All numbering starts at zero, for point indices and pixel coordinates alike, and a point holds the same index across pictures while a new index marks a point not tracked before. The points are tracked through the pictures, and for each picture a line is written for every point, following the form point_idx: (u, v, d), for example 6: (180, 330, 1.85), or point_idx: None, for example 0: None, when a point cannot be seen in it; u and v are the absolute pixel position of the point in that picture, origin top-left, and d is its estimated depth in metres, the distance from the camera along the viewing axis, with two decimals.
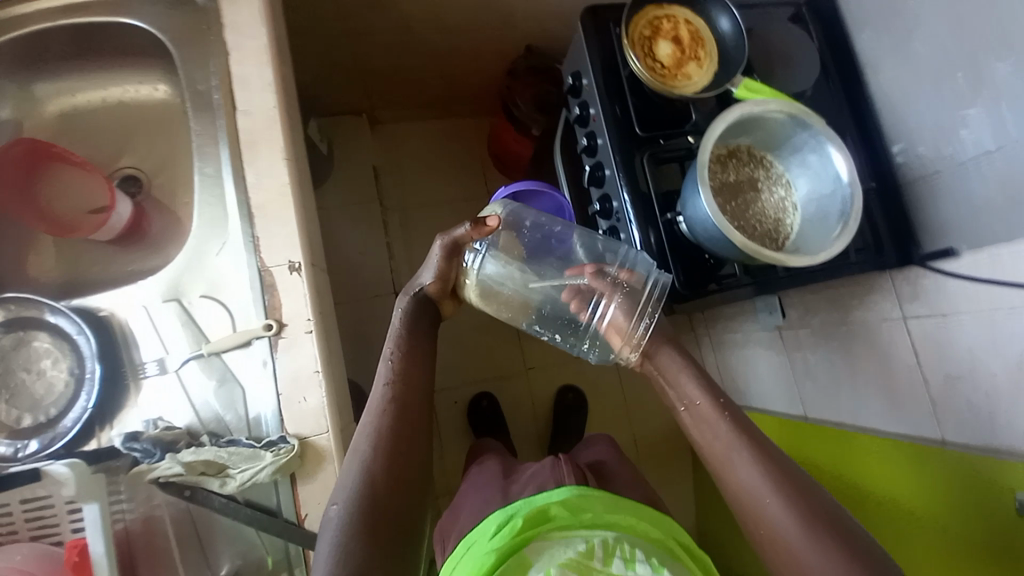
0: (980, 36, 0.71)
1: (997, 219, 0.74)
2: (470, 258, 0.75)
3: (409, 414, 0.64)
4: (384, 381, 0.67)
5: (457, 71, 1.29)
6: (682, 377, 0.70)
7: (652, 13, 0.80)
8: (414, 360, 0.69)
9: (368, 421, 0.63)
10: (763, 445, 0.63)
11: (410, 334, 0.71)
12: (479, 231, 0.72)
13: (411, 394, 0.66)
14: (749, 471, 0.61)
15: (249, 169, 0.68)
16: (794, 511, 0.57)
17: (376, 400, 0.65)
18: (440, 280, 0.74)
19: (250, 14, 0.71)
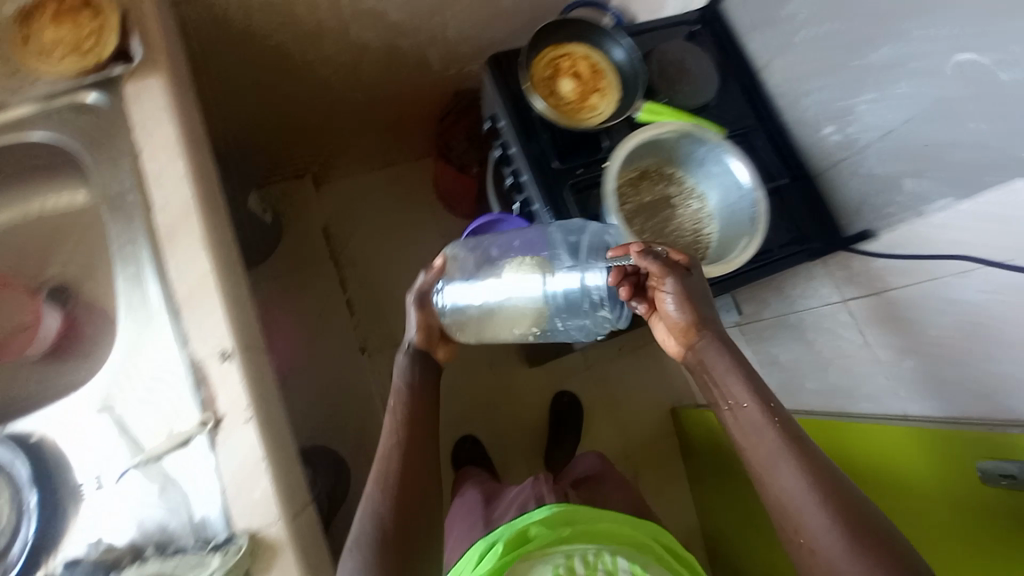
0: (849, 35, 0.77)
1: (902, 196, 0.79)
2: (438, 300, 0.80)
3: (414, 462, 0.75)
4: (389, 435, 0.76)
5: (389, 123, 1.33)
6: (726, 379, 0.68)
7: (550, 54, 0.84)
8: (417, 417, 0.78)
9: (378, 470, 0.74)
10: (806, 449, 0.63)
11: (410, 393, 0.79)
12: (434, 274, 0.78)
13: (415, 445, 0.76)
14: (794, 481, 0.61)
15: (170, 262, 0.68)
16: (832, 520, 0.58)
17: (384, 450, 0.76)
18: (424, 330, 0.80)
19: (156, 111, 0.72)
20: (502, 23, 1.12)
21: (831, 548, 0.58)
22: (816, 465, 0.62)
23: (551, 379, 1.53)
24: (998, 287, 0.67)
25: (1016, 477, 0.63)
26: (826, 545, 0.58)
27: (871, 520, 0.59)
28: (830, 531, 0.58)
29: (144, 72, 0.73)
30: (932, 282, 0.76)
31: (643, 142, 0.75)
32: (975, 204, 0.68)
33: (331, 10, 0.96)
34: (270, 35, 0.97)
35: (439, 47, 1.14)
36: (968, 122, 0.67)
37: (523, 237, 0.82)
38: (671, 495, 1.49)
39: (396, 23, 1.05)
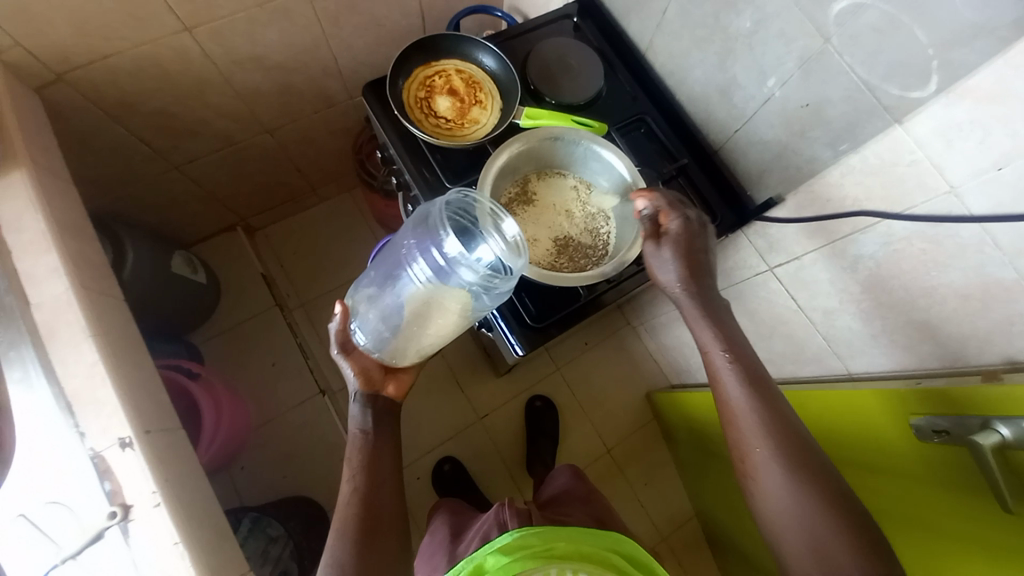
0: (712, 4, 0.76)
1: (795, 156, 0.76)
2: (360, 340, 0.74)
3: (377, 504, 0.68)
4: (350, 479, 0.70)
5: (306, 161, 1.31)
6: (695, 327, 0.69)
7: (423, 75, 0.84)
8: (379, 456, 0.71)
9: (341, 516, 0.67)
10: (778, 407, 0.63)
11: (369, 434, 0.72)
12: (340, 320, 0.71)
13: (380, 484, 0.70)
14: (749, 421, 0.63)
15: (54, 357, 0.67)
16: (776, 454, 0.60)
17: (344, 496, 0.69)
18: (361, 372, 0.73)
19: (22, 204, 0.72)
20: (391, 45, 1.11)
21: (776, 484, 0.59)
22: (770, 404, 0.63)
23: (518, 388, 1.50)
24: (905, 237, 0.66)
25: (947, 432, 0.61)
26: (772, 484, 0.59)
27: (812, 457, 0.60)
28: (777, 467, 0.59)
29: (5, 167, 0.72)
30: (842, 241, 0.75)
31: (525, 150, 0.77)
32: (866, 156, 0.66)
33: (206, 61, 0.91)
34: (145, 100, 0.92)
35: (336, 79, 1.11)
36: (845, 70, 0.64)
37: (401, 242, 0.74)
38: (658, 481, 1.47)
39: (281, 65, 1.01)
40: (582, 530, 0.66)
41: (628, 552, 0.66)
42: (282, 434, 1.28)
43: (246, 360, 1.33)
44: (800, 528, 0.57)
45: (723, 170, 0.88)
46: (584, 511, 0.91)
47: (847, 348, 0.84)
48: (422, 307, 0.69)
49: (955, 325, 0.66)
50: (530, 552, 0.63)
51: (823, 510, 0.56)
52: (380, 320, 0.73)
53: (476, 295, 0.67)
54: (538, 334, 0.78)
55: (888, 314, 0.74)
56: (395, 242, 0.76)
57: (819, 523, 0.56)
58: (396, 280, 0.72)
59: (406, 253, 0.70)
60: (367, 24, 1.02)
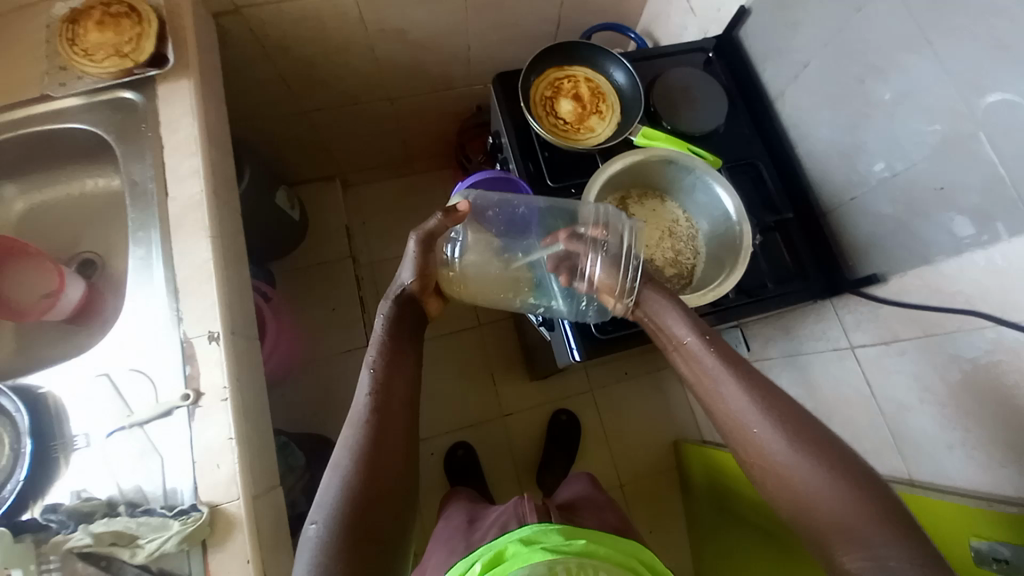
0: (862, 70, 0.74)
1: (911, 238, 0.73)
2: (447, 249, 0.73)
3: (390, 431, 0.63)
4: (365, 395, 0.65)
5: (412, 133, 1.39)
6: (661, 311, 0.67)
7: (553, 76, 0.88)
8: (398, 374, 0.67)
9: (350, 435, 0.63)
10: (745, 369, 0.61)
11: (393, 346, 0.68)
12: (451, 219, 0.69)
13: (395, 409, 0.65)
14: (741, 402, 0.59)
15: (175, 247, 0.75)
16: (772, 426, 0.57)
17: (357, 415, 0.64)
18: (420, 277, 0.70)
19: (183, 111, 0.81)
20: (524, 44, 1.16)
21: (784, 462, 0.56)
22: (759, 384, 0.60)
23: (549, 397, 1.50)
24: (1017, 349, 0.62)
25: (1007, 561, 0.62)
26: (781, 459, 0.56)
27: (811, 429, 0.57)
28: (780, 440, 0.57)
29: (176, 75, 0.82)
30: (943, 336, 0.71)
31: (639, 164, 0.78)
32: (991, 255, 0.63)
33: (359, 22, 0.99)
34: (298, 46, 1.01)
35: (462, 65, 1.18)
36: (993, 163, 0.61)
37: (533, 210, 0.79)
38: (664, 531, 1.42)
39: (420, 41, 1.08)
40: (602, 536, 0.70)
41: (643, 559, 0.70)
42: (323, 375, 1.36)
43: (310, 299, 1.41)
44: (823, 508, 0.53)
45: (825, 233, 0.87)
46: (601, 518, 0.91)
47: (915, 452, 0.79)
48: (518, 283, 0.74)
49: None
50: (550, 544, 0.66)
51: (828, 470, 0.54)
52: (480, 256, 0.74)
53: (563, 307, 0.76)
54: (597, 340, 0.79)
55: (973, 426, 0.69)
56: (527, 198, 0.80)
57: (839, 495, 0.53)
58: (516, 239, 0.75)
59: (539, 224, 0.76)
60: (508, 20, 1.07)
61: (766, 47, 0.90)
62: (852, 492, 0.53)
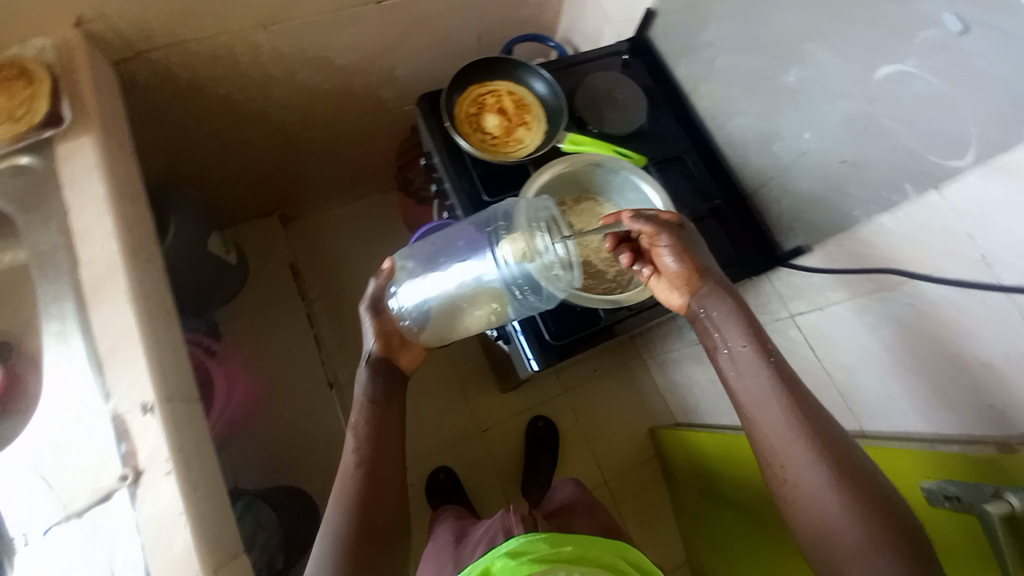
0: (765, 58, 0.79)
1: (828, 208, 0.78)
2: (394, 304, 0.73)
3: (382, 477, 0.65)
4: (353, 450, 0.66)
5: (348, 161, 1.36)
6: (718, 321, 0.68)
7: (476, 92, 0.89)
8: (384, 423, 0.68)
9: (341, 488, 0.64)
10: (800, 395, 0.61)
11: (377, 400, 0.69)
12: (385, 276, 0.72)
13: (385, 457, 0.66)
14: (784, 425, 0.60)
15: (94, 316, 0.70)
16: (809, 455, 0.58)
17: (346, 466, 0.65)
18: (382, 336, 0.72)
19: (87, 170, 0.75)
20: (447, 62, 1.16)
21: (816, 488, 0.56)
22: (807, 411, 0.60)
23: (523, 406, 1.49)
24: (934, 302, 0.66)
25: (956, 498, 0.63)
26: (808, 485, 0.57)
27: (858, 463, 0.57)
28: (814, 469, 0.57)
29: (76, 133, 0.77)
30: (869, 297, 0.76)
31: (568, 172, 0.81)
32: (900, 218, 0.68)
33: (274, 55, 0.96)
34: (213, 86, 0.98)
35: (388, 88, 1.16)
36: (887, 134, 0.66)
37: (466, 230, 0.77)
38: (654, 521, 1.44)
39: (341, 69, 1.06)
40: (590, 538, 0.69)
41: (632, 559, 0.69)
42: (287, 421, 1.30)
43: (261, 345, 1.35)
44: (842, 539, 0.54)
45: (754, 213, 0.91)
46: (589, 521, 0.91)
47: (863, 407, 0.84)
48: (470, 297, 0.73)
49: (971, 391, 0.65)
50: (538, 556, 0.65)
51: (859, 503, 0.55)
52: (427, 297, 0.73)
53: (520, 298, 0.71)
54: (552, 348, 0.80)
55: (908, 375, 0.74)
56: (458, 224, 0.79)
57: (864, 532, 0.53)
58: (454, 259, 0.75)
59: (473, 239, 0.74)
60: (427, 41, 1.08)
61: (676, 44, 0.94)
62: (879, 526, 0.53)
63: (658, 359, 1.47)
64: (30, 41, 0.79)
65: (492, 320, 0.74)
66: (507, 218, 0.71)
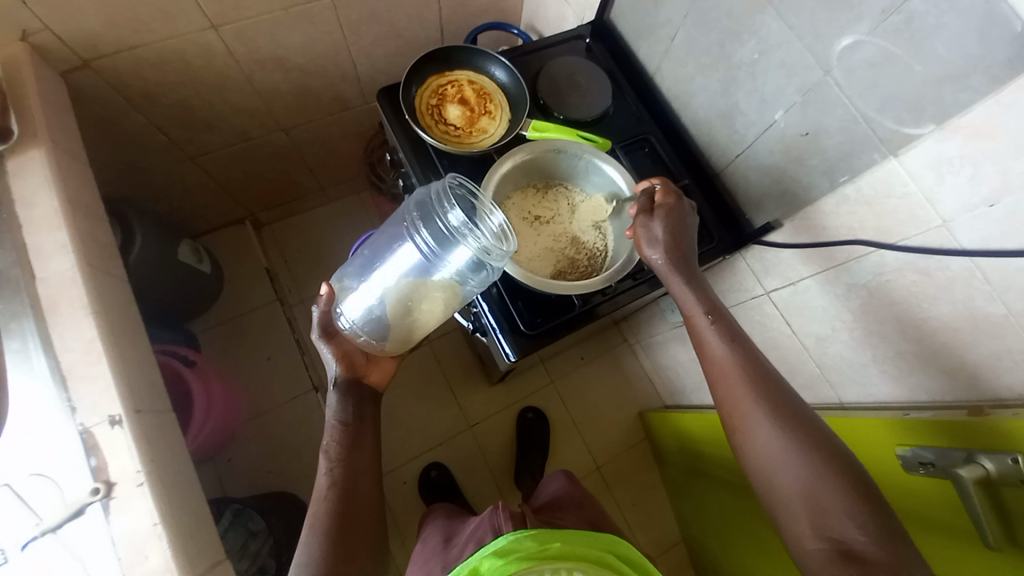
0: (721, 35, 0.79)
1: (792, 181, 0.78)
2: (347, 324, 0.73)
3: (356, 501, 0.65)
4: (325, 472, 0.66)
5: (318, 162, 1.35)
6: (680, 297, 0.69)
7: (436, 83, 0.88)
8: (358, 449, 0.68)
9: (314, 512, 0.63)
10: (770, 379, 0.62)
11: (348, 425, 0.69)
12: (326, 302, 0.69)
13: (359, 481, 0.66)
14: (749, 403, 0.61)
15: (54, 332, 0.69)
16: (764, 408, 0.60)
17: (319, 491, 0.65)
18: (344, 357, 0.72)
19: (37, 184, 0.74)
20: (410, 55, 1.14)
21: (767, 444, 0.59)
22: (760, 372, 0.63)
23: (511, 398, 1.49)
24: (898, 268, 0.67)
25: (932, 464, 0.63)
26: (761, 436, 0.59)
27: (823, 440, 0.58)
28: (768, 421, 0.59)
29: (25, 146, 0.75)
30: (837, 268, 0.76)
31: (529, 159, 0.80)
32: (860, 187, 0.68)
33: (229, 57, 0.95)
34: (169, 92, 0.95)
35: (352, 85, 1.15)
36: (844, 101, 0.66)
37: (393, 228, 0.74)
38: (648, 503, 1.45)
39: (301, 67, 1.04)
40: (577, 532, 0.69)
41: (620, 551, 0.69)
42: (273, 428, 1.29)
43: (243, 352, 1.34)
44: (790, 488, 0.56)
45: (723, 192, 0.91)
46: (578, 516, 0.91)
47: (838, 376, 0.85)
48: (411, 293, 0.70)
49: (936, 353, 0.67)
50: (524, 554, 0.65)
51: (819, 477, 0.55)
52: (375, 308, 0.72)
53: (465, 283, 0.69)
54: (529, 339, 0.79)
55: (880, 343, 0.74)
56: (385, 226, 0.77)
57: (813, 481, 0.55)
58: (387, 260, 0.73)
59: (402, 237, 0.71)
60: (386, 34, 1.06)
61: (635, 25, 0.93)
62: (830, 476, 0.55)
63: (642, 343, 1.48)
64: None
65: (445, 311, 0.71)
66: (423, 206, 0.68)
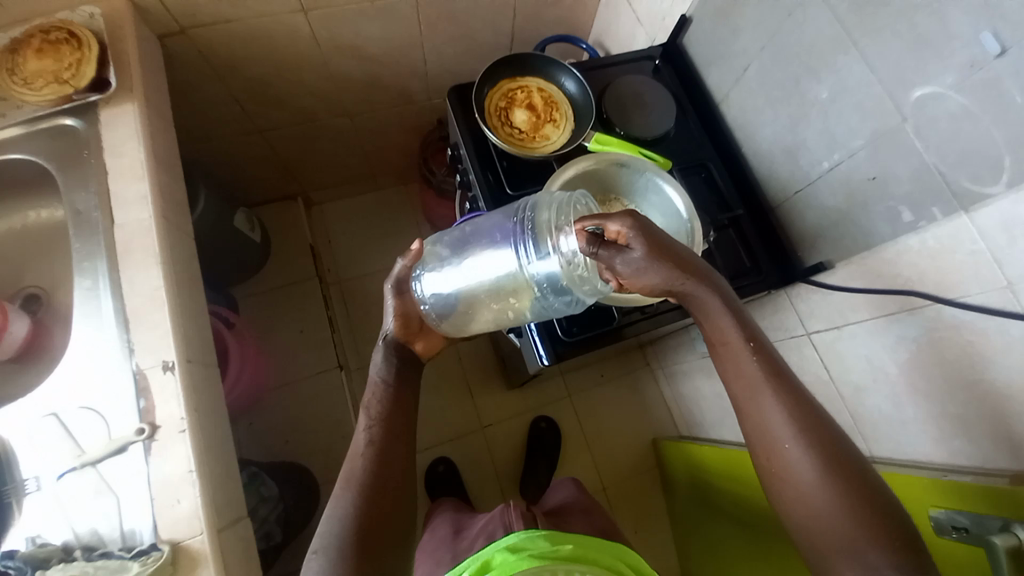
0: (797, 70, 0.79)
1: (852, 224, 0.77)
2: (419, 288, 0.74)
3: (390, 462, 0.64)
4: (364, 429, 0.66)
5: (374, 149, 1.39)
6: (714, 321, 0.63)
7: (507, 87, 0.90)
8: (398, 410, 0.68)
9: (351, 467, 0.64)
10: (818, 425, 0.57)
11: (390, 384, 0.69)
12: (412, 258, 0.72)
13: (394, 445, 0.66)
14: (799, 454, 0.56)
15: (123, 275, 0.73)
16: (818, 465, 0.55)
17: (357, 447, 0.65)
18: (401, 317, 0.72)
19: (127, 136, 0.78)
20: (479, 57, 1.18)
21: (820, 497, 0.54)
22: (807, 413, 0.57)
23: (528, 405, 1.49)
24: (954, 324, 0.65)
25: (966, 529, 0.62)
26: (813, 494, 0.55)
27: (876, 500, 0.54)
28: (822, 479, 0.55)
29: (119, 99, 0.80)
30: (889, 318, 0.74)
31: (592, 169, 0.81)
32: (923, 239, 0.67)
33: (311, 39, 0.99)
34: (251, 65, 1.01)
35: (420, 79, 1.18)
36: (918, 151, 0.66)
37: (498, 223, 0.76)
38: (651, 532, 1.43)
39: (376, 56, 1.08)
40: (590, 540, 0.69)
41: (628, 561, 0.69)
42: (295, 399, 1.32)
43: (276, 321, 1.38)
44: (855, 552, 0.52)
45: (776, 227, 0.90)
46: (586, 522, 0.90)
47: (873, 430, 0.82)
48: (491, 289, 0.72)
49: (987, 419, 0.64)
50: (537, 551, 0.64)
51: (879, 541, 0.52)
52: (451, 288, 0.73)
53: (542, 299, 0.71)
54: (564, 346, 0.80)
55: (926, 401, 0.72)
56: (490, 217, 0.79)
57: (870, 543, 0.52)
58: (481, 247, 0.75)
59: (504, 234, 0.74)
60: (461, 34, 1.09)
61: (708, 52, 0.94)
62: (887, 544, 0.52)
63: (667, 369, 1.46)
64: (80, 9, 0.82)
65: (510, 317, 0.73)
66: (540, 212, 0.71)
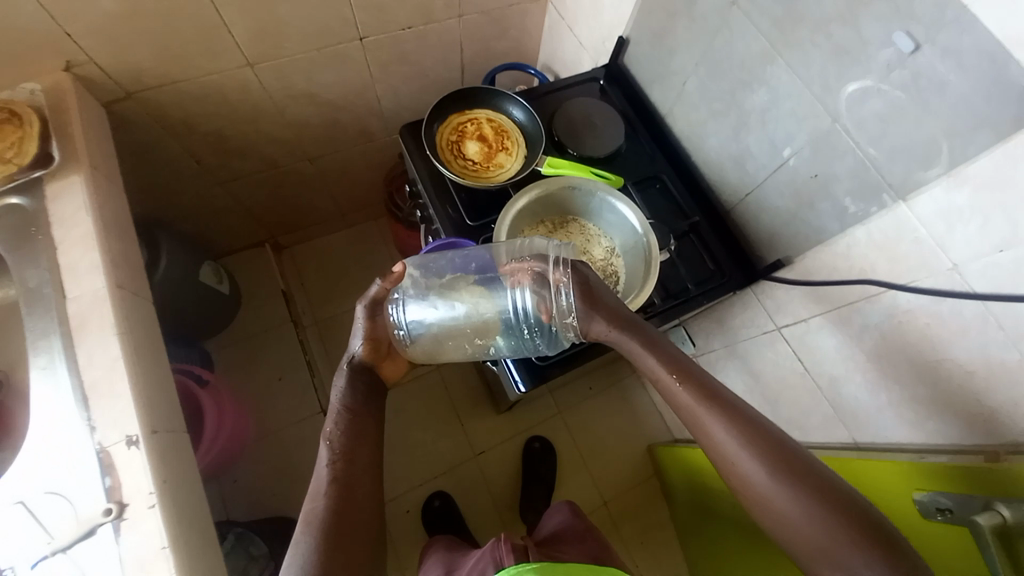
0: (733, 78, 0.82)
1: (802, 221, 0.80)
2: (395, 312, 0.72)
3: (355, 498, 0.61)
4: (326, 463, 0.63)
5: (338, 190, 1.39)
6: (641, 357, 0.66)
7: (457, 120, 0.92)
8: (361, 441, 0.65)
9: (311, 509, 0.60)
10: (769, 435, 0.58)
11: (354, 412, 0.67)
12: (391, 281, 0.71)
13: (359, 479, 0.63)
14: (758, 470, 0.56)
15: (80, 350, 0.71)
16: (779, 476, 0.56)
17: (319, 485, 0.61)
18: (371, 341, 0.71)
19: (75, 207, 0.77)
20: (431, 92, 1.20)
21: (792, 510, 0.54)
22: (754, 425, 0.59)
23: (518, 427, 1.48)
24: (910, 309, 0.67)
25: (950, 510, 0.62)
26: (788, 508, 0.54)
27: (845, 501, 0.54)
28: (788, 490, 0.55)
29: (66, 171, 0.79)
30: (848, 308, 0.76)
31: (544, 195, 0.83)
32: (870, 230, 0.69)
33: (262, 91, 1.00)
34: (203, 122, 1.00)
35: (376, 118, 1.20)
36: (853, 149, 0.69)
37: (483, 258, 0.76)
38: (655, 542, 1.42)
39: (329, 101, 1.09)
40: (579, 567, 0.68)
41: None
42: (280, 450, 1.29)
43: (254, 372, 1.35)
44: (840, 558, 0.51)
45: (733, 230, 0.93)
46: (580, 550, 0.89)
47: (853, 417, 0.84)
48: (468, 319, 0.70)
49: (955, 397, 0.66)
50: None
51: (862, 541, 0.51)
52: (428, 316, 0.71)
53: (525, 337, 0.71)
54: (537, 372, 0.81)
55: (895, 385, 0.74)
56: (473, 248, 0.78)
57: (851, 545, 0.51)
58: (462, 278, 0.73)
59: (490, 270, 0.73)
60: (411, 72, 1.11)
61: (648, 69, 0.97)
62: (867, 542, 0.51)
63: None
64: (21, 85, 0.81)
65: (485, 350, 0.71)
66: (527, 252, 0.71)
